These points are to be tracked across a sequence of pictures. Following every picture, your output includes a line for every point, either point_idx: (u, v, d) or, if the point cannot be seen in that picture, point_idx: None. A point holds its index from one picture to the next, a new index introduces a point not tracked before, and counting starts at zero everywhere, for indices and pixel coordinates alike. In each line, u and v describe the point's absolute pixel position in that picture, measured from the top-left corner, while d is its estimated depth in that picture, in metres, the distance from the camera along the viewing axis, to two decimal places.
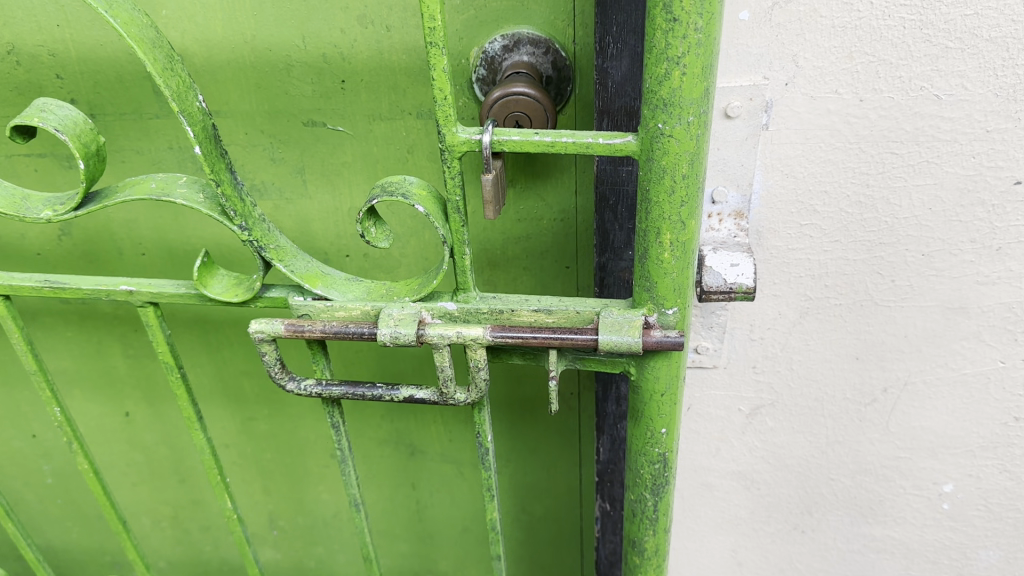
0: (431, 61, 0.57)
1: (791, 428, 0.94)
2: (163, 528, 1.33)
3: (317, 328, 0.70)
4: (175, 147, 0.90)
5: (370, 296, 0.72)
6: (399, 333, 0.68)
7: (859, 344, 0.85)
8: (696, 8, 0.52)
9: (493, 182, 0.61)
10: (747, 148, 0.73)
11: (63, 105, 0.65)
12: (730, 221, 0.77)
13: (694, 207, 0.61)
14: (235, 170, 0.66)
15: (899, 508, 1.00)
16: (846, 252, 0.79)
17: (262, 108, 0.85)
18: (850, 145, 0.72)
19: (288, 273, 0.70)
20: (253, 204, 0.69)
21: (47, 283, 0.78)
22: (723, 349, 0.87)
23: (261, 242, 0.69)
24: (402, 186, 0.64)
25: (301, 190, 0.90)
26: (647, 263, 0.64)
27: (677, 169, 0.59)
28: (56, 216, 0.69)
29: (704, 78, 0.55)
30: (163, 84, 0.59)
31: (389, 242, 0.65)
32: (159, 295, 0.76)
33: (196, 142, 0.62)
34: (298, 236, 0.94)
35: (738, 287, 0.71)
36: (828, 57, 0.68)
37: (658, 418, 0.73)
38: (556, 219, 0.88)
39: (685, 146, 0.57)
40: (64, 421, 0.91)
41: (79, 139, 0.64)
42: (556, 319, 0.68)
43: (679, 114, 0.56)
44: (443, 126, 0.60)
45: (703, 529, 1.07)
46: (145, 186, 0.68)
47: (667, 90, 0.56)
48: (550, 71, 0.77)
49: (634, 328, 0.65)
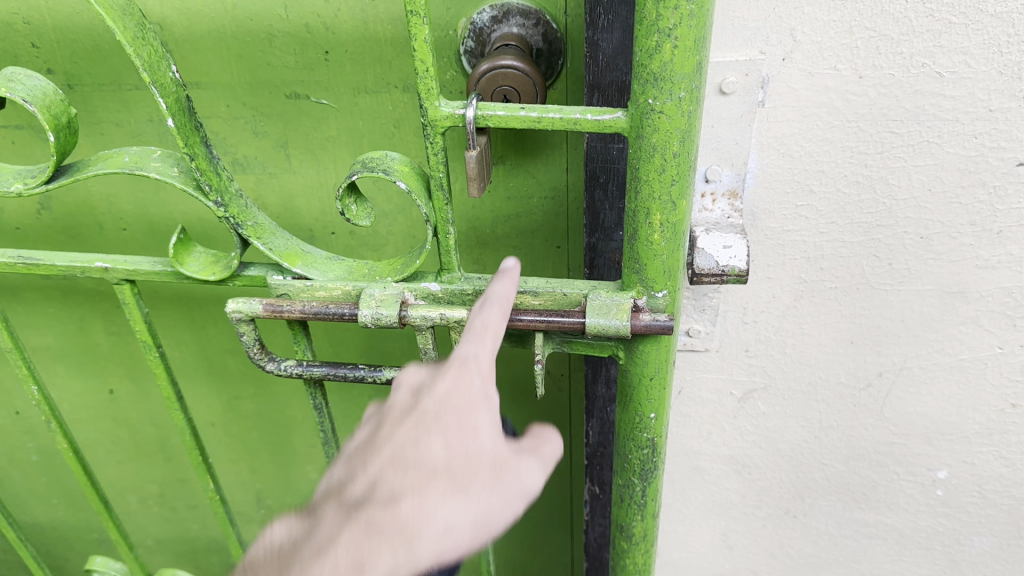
0: (412, 31, 0.55)
1: (784, 412, 0.93)
2: (149, 506, 1.32)
3: (295, 308, 0.67)
4: (155, 120, 0.88)
5: (352, 276, 0.70)
6: (381, 314, 0.66)
7: (854, 328, 0.84)
8: None
9: (477, 158, 0.59)
10: (743, 126, 0.71)
11: (33, 75, 0.63)
12: (723, 201, 0.74)
13: (685, 186, 0.58)
14: (210, 144, 0.64)
15: (892, 493, 0.98)
16: (843, 233, 0.76)
17: (244, 80, 0.82)
18: (848, 123, 0.70)
19: (267, 251, 0.68)
20: (229, 179, 0.67)
21: (21, 260, 0.76)
22: (715, 332, 0.85)
23: (238, 218, 0.67)
24: (383, 163, 0.62)
25: (285, 165, 0.88)
26: (636, 244, 0.62)
27: (668, 146, 0.56)
28: (26, 189, 0.67)
29: (697, 52, 0.53)
30: (134, 53, 0.57)
31: (371, 220, 0.63)
32: (135, 272, 0.74)
33: (169, 114, 0.60)
34: (282, 212, 0.92)
35: (731, 270, 0.69)
36: (827, 32, 0.66)
37: (647, 403, 0.71)
38: (547, 197, 0.86)
39: (676, 123, 0.55)
40: (43, 400, 0.89)
41: (49, 111, 0.62)
42: (542, 301, 0.66)
43: (670, 89, 0.54)
44: (425, 99, 0.58)
45: (693, 512, 1.06)
46: (118, 160, 0.65)
47: (657, 63, 0.53)
48: (540, 44, 0.74)
49: (622, 311, 0.63)
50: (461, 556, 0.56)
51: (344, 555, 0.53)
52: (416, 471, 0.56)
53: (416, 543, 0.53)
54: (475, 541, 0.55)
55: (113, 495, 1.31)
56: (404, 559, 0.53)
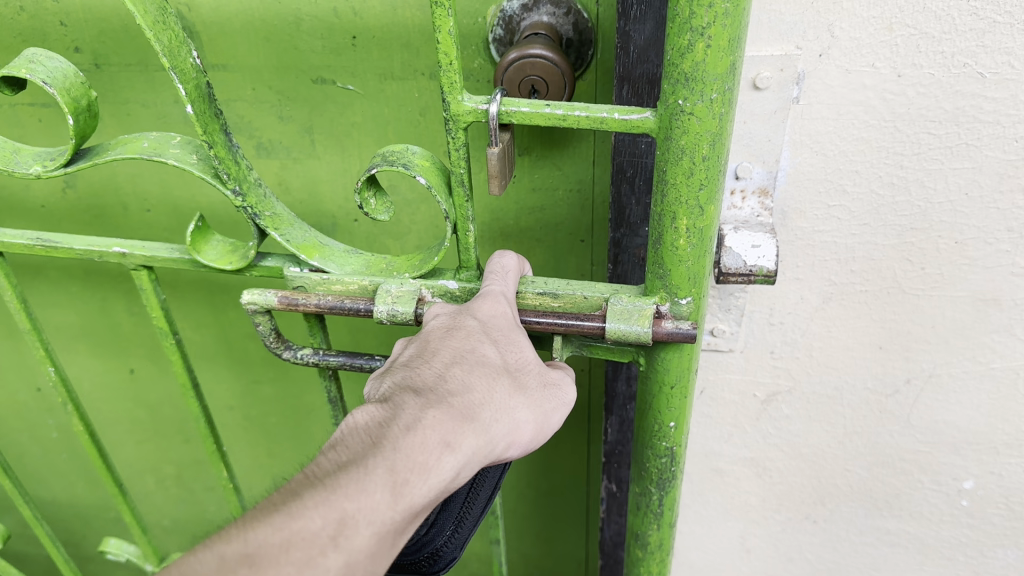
0: (436, 23, 0.53)
1: (807, 416, 0.91)
2: (167, 486, 1.32)
3: (311, 301, 0.67)
4: (181, 102, 0.87)
5: (369, 270, 0.69)
6: (397, 310, 0.66)
7: (883, 332, 0.82)
8: None
9: (499, 155, 0.58)
10: (776, 122, 0.69)
11: (54, 58, 0.63)
12: (753, 199, 0.73)
13: (714, 191, 0.57)
14: (229, 131, 0.64)
15: (916, 502, 0.96)
16: (875, 236, 0.75)
17: (271, 64, 0.82)
18: (885, 123, 0.68)
19: (284, 243, 0.68)
20: (248, 167, 0.67)
21: (39, 242, 0.76)
22: (740, 333, 0.84)
23: (255, 208, 0.66)
24: (404, 157, 0.61)
25: (310, 151, 0.87)
26: (662, 249, 0.61)
27: (697, 150, 0.55)
28: (45, 172, 0.67)
29: (731, 52, 0.51)
30: (155, 37, 0.56)
31: (389, 214, 0.63)
32: (153, 259, 0.74)
33: (188, 101, 0.59)
34: (306, 198, 0.91)
35: (758, 270, 0.67)
36: (866, 28, 0.64)
37: (668, 412, 0.70)
38: (572, 190, 0.84)
39: (707, 126, 0.54)
40: (60, 383, 0.90)
41: (69, 94, 0.61)
42: (563, 303, 0.66)
43: (701, 91, 0.52)
44: (448, 92, 0.57)
45: (711, 514, 1.05)
46: (137, 145, 0.65)
47: (689, 63, 0.52)
48: (571, 33, 0.73)
49: (644, 317, 0.62)
50: (514, 454, 0.62)
51: (436, 431, 0.56)
52: (484, 368, 0.60)
53: (491, 429, 0.58)
54: (531, 438, 0.62)
55: (132, 474, 1.31)
56: (483, 441, 0.58)
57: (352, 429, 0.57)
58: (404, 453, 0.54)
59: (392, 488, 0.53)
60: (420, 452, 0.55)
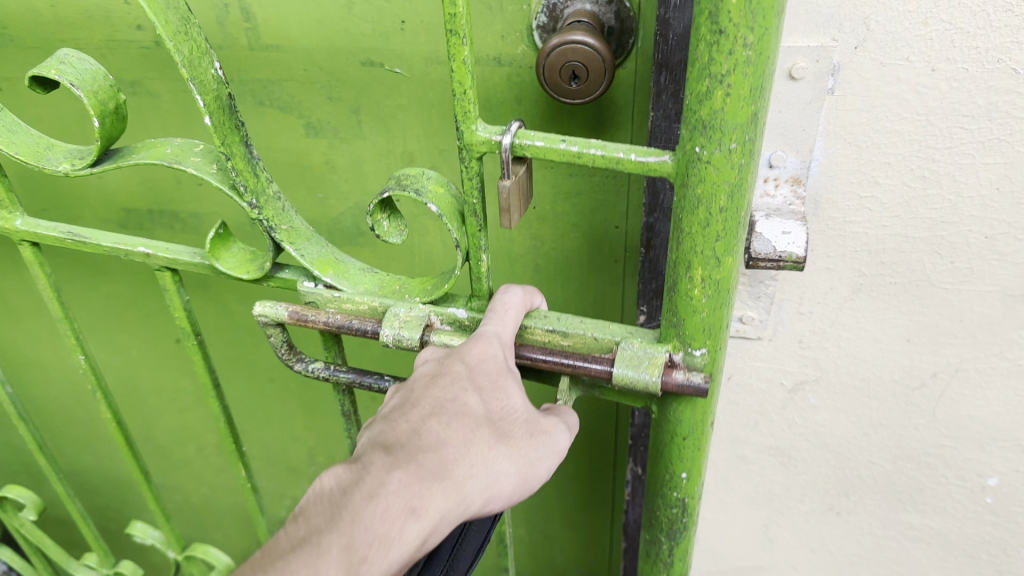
0: (451, 50, 0.56)
1: (834, 406, 0.92)
2: (206, 455, 1.37)
3: (319, 318, 0.74)
4: (235, 80, 0.90)
5: (382, 292, 0.74)
6: (402, 335, 0.71)
7: (911, 325, 0.83)
8: (748, 21, 0.50)
9: (511, 188, 0.60)
10: (811, 112, 0.71)
11: (85, 59, 0.66)
12: (786, 187, 0.75)
13: (730, 243, 0.59)
14: (248, 145, 0.67)
15: (940, 497, 0.97)
16: (906, 228, 0.76)
17: (322, 46, 0.84)
18: (918, 117, 0.69)
19: (299, 257, 0.72)
20: (267, 179, 0.71)
21: (71, 236, 0.82)
22: (769, 321, 0.85)
23: (271, 222, 0.70)
24: (419, 182, 0.64)
25: (356, 131, 0.90)
26: (677, 297, 0.64)
27: (714, 199, 0.57)
28: (73, 170, 0.71)
29: (752, 101, 0.53)
30: (174, 48, 0.59)
31: (401, 237, 0.66)
32: (175, 260, 0.79)
33: (207, 114, 0.62)
34: (350, 176, 0.94)
35: (788, 256, 0.69)
36: (902, 22, 0.65)
37: (679, 461, 0.73)
38: (608, 175, 0.87)
39: (725, 176, 0.56)
40: (89, 369, 0.96)
41: (95, 96, 0.65)
42: (572, 342, 0.70)
43: (720, 139, 0.54)
44: (463, 121, 0.60)
45: (735, 502, 1.07)
46: (160, 152, 0.69)
47: (708, 110, 0.54)
48: (613, 22, 0.75)
49: (654, 365, 0.65)
50: (502, 504, 0.65)
51: (400, 498, 0.60)
52: (461, 420, 0.64)
53: (462, 490, 0.62)
54: (514, 489, 0.65)
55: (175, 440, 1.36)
56: (453, 502, 0.61)
57: (324, 497, 0.62)
58: (362, 528, 0.59)
59: (347, 564, 0.58)
60: (379, 525, 0.59)
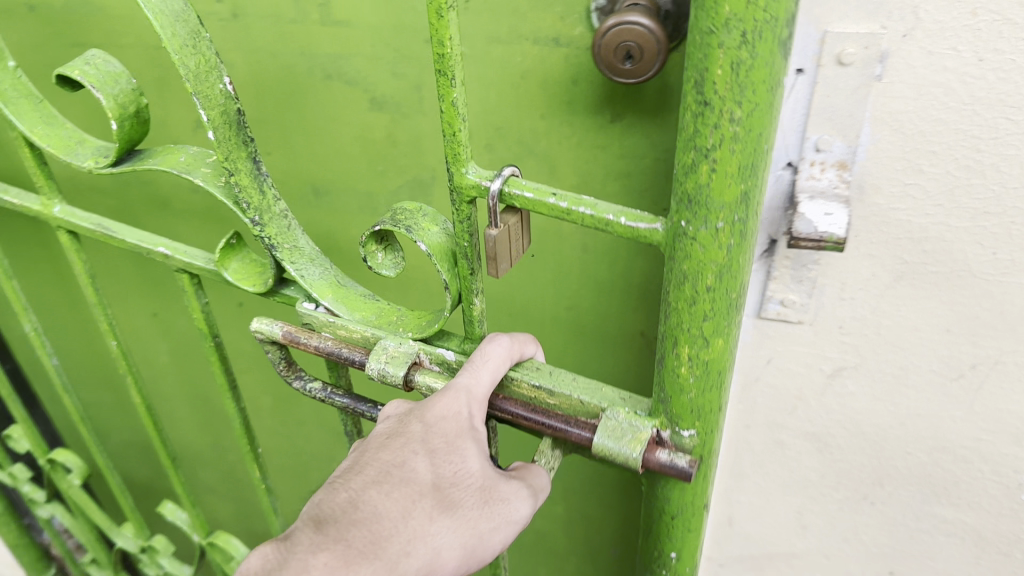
0: (442, 91, 0.66)
1: (872, 394, 0.94)
2: (264, 414, 1.44)
3: (312, 342, 0.91)
4: (307, 53, 0.94)
5: (377, 322, 0.90)
6: (386, 370, 0.85)
7: (952, 316, 0.84)
8: (734, 99, 0.57)
9: (496, 237, 0.70)
10: (858, 97, 0.73)
11: (110, 62, 0.84)
12: (832, 171, 0.77)
13: (716, 323, 0.69)
14: (255, 163, 0.85)
15: (974, 492, 0.98)
16: (949, 217, 0.77)
17: (389, 23, 0.88)
18: (964, 106, 0.71)
19: (299, 276, 0.89)
20: (272, 195, 0.88)
21: (101, 230, 1.06)
22: (810, 304, 0.88)
23: (272, 239, 0.88)
24: (414, 220, 0.77)
25: (417, 106, 0.94)
26: (666, 371, 0.75)
27: (702, 275, 0.66)
28: (99, 168, 0.92)
29: (738, 182, 0.61)
30: (179, 61, 0.73)
31: (391, 270, 0.79)
32: (191, 261, 1.01)
33: (210, 128, 0.77)
34: (409, 148, 0.97)
35: (828, 237, 0.71)
36: (950, 12, 0.67)
37: (670, 535, 0.88)
38: (659, 158, 0.87)
39: (710, 254, 0.64)
40: (119, 352, 1.19)
41: (116, 100, 0.83)
42: (559, 401, 0.84)
43: (708, 218, 0.62)
44: (454, 164, 0.71)
45: (770, 486, 1.08)
46: (175, 159, 0.89)
47: (694, 183, 0.62)
48: (670, 5, 0.76)
49: (635, 442, 0.77)
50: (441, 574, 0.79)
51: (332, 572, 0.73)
52: (403, 492, 0.79)
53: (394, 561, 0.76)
54: (455, 560, 0.79)
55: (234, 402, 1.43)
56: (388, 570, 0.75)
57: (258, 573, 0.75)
58: None
59: None
60: None
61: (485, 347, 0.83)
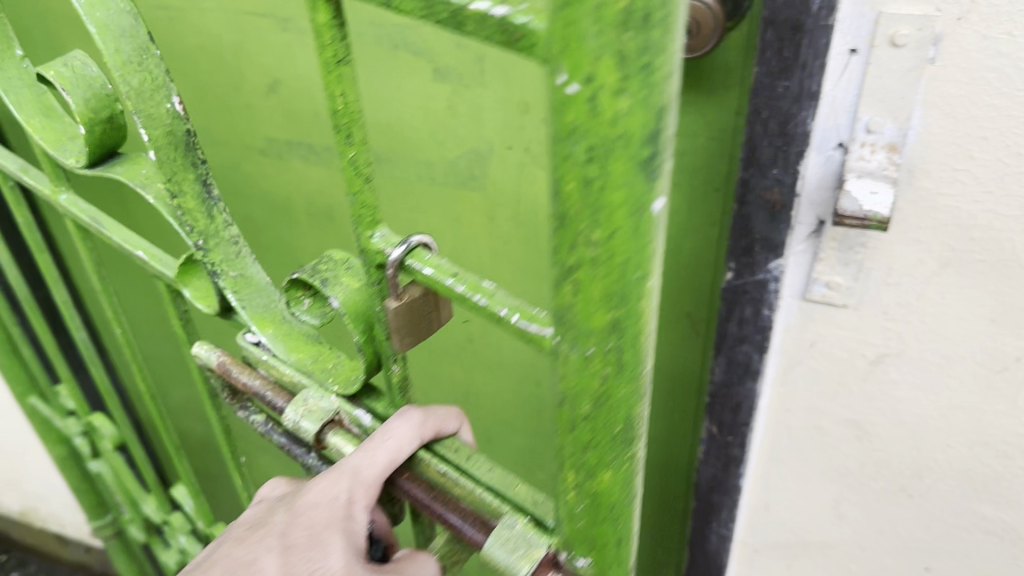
0: (333, 105, 0.57)
1: (914, 383, 0.94)
2: None
3: (245, 375, 0.92)
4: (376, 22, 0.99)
5: (310, 367, 0.87)
6: (300, 422, 0.82)
7: (997, 306, 0.84)
8: (594, 213, 0.45)
9: (398, 310, 0.65)
10: (911, 80, 0.74)
11: (88, 64, 0.86)
12: (882, 153, 0.78)
13: (619, 509, 0.60)
14: (203, 187, 0.85)
15: (1015, 490, 0.97)
16: (998, 205, 0.77)
17: None
18: (1017, 92, 0.71)
19: (240, 304, 0.89)
20: (222, 214, 0.88)
21: (93, 224, 1.11)
22: (856, 288, 0.88)
23: (217, 265, 0.88)
24: (335, 274, 0.74)
25: (478, 77, 0.96)
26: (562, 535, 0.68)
27: (585, 454, 0.56)
28: (74, 165, 0.93)
29: (612, 308, 0.49)
30: (122, 76, 0.74)
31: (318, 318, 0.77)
32: (161, 267, 1.04)
33: (152, 146, 0.79)
34: (469, 120, 1.00)
35: (873, 216, 0.75)
36: None
37: None
38: (713, 137, 0.90)
39: (598, 436, 0.55)
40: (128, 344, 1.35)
41: (87, 103, 0.85)
42: (462, 489, 0.73)
43: (584, 402, 0.54)
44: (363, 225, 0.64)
45: (808, 472, 1.09)
46: (136, 170, 0.90)
47: (560, 305, 0.50)
48: None
49: (525, 556, 0.65)
50: None
51: None
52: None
53: None
54: None
55: None
56: None
57: None
58: None
59: None
60: None
61: (387, 424, 0.74)
